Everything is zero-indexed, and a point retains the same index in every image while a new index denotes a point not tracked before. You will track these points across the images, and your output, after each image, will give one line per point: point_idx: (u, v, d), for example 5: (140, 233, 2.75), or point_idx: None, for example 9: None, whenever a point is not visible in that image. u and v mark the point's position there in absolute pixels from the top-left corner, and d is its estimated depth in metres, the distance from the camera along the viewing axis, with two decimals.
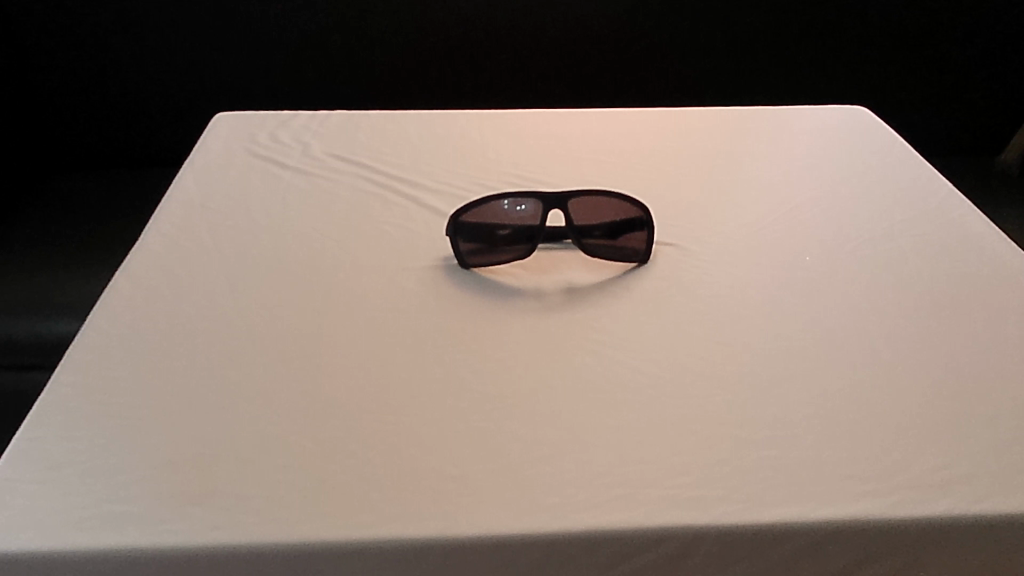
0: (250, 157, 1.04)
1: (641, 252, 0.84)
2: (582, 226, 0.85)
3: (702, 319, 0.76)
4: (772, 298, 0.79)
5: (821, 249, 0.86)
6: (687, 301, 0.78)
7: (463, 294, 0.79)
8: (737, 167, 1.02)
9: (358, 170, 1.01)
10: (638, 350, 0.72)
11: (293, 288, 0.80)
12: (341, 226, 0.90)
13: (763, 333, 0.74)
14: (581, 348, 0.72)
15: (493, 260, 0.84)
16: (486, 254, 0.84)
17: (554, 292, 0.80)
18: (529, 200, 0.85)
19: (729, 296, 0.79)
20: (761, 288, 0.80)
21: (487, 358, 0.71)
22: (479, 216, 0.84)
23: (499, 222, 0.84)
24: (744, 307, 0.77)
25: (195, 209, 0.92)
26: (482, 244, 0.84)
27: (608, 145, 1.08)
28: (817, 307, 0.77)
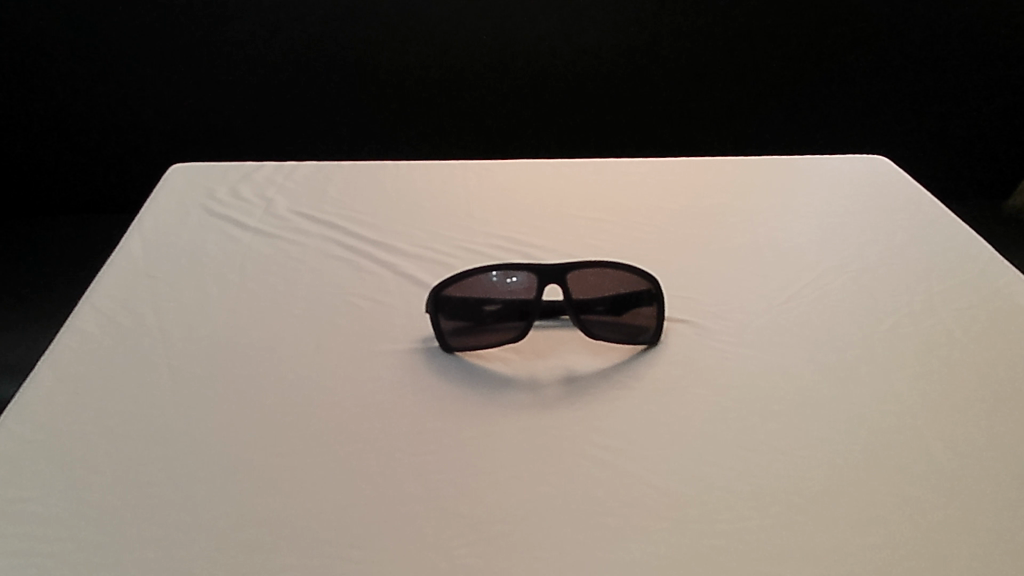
0: (206, 215, 0.93)
1: (652, 330, 0.73)
2: (582, 299, 0.74)
3: (726, 415, 0.65)
4: (804, 389, 0.68)
5: (855, 326, 0.75)
6: (708, 392, 0.67)
7: (445, 385, 0.68)
8: (749, 228, 0.92)
9: (326, 230, 0.90)
10: (653, 460, 0.60)
11: (245, 376, 0.68)
12: (305, 299, 0.79)
13: (799, 434, 0.63)
14: (585, 456, 0.61)
15: (483, 342, 0.73)
16: (474, 335, 0.73)
17: (552, 381, 0.68)
18: (522, 272, 0.74)
19: (755, 385, 0.68)
20: (791, 374, 0.69)
21: (474, 470, 0.59)
22: (463, 289, 0.74)
23: (486, 296, 0.74)
24: (774, 401, 0.66)
25: (139, 279, 0.81)
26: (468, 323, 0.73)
27: (607, 202, 0.97)
28: (858, 400, 0.66)
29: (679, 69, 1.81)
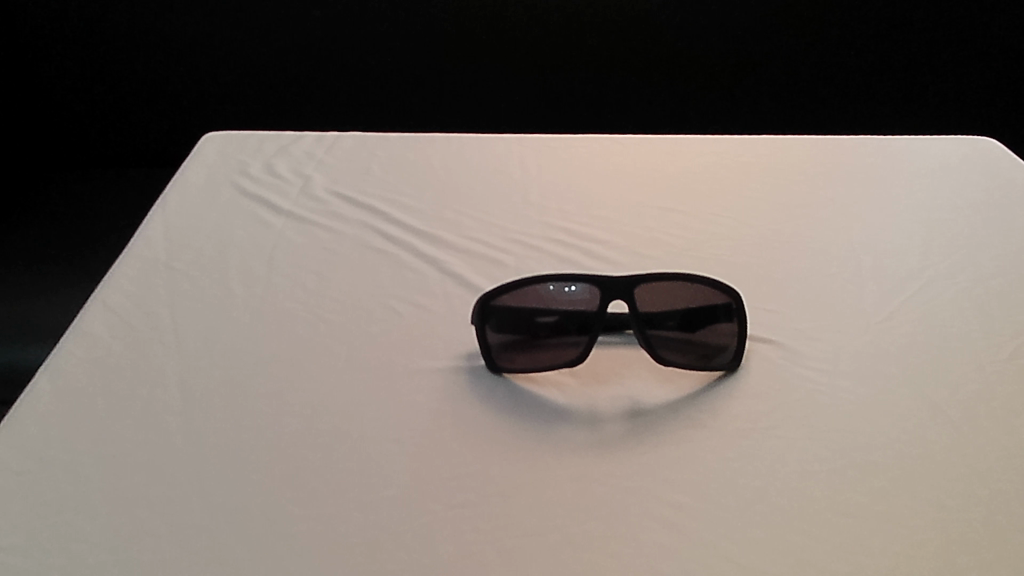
0: (236, 196, 0.84)
1: (733, 355, 0.63)
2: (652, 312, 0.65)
3: (818, 467, 0.55)
4: (910, 435, 0.57)
5: (968, 353, 0.65)
6: (795, 434, 0.58)
7: (490, 416, 0.59)
8: (844, 226, 0.80)
9: (366, 217, 0.81)
10: (732, 528, 0.51)
11: (265, 398, 0.60)
12: (339, 301, 0.70)
13: (905, 496, 0.53)
14: (650, 520, 0.51)
15: (536, 363, 0.63)
16: (525, 354, 0.64)
17: (613, 414, 0.59)
18: (581, 284, 0.65)
19: (852, 428, 0.58)
20: (894, 415, 0.59)
21: (516, 531, 0.51)
22: (517, 298, 0.65)
23: (541, 307, 0.66)
24: (875, 450, 0.56)
25: (158, 271, 0.73)
26: (520, 338, 0.65)
27: (682, 190, 0.86)
28: (976, 451, 0.56)
29: (778, 56, 1.62)
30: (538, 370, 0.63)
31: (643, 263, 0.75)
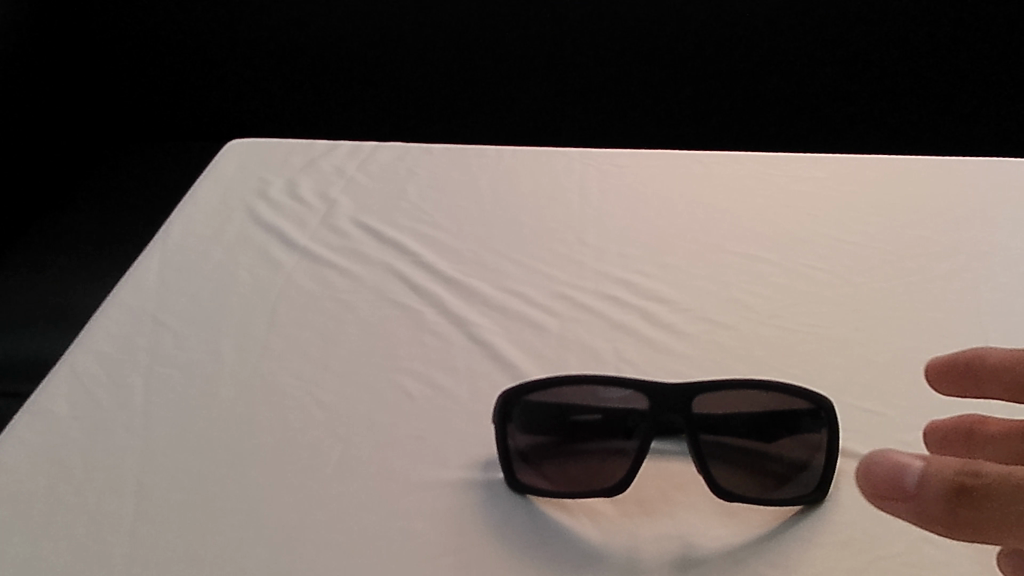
0: (250, 225, 0.73)
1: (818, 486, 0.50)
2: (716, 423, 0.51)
3: None
4: None
5: None
6: None
7: (500, 555, 0.47)
8: (970, 288, 0.65)
9: (392, 259, 0.69)
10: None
11: (232, 516, 0.49)
12: (343, 376, 0.59)
13: None
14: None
15: (569, 483, 0.51)
16: (557, 469, 0.52)
17: (657, 563, 0.47)
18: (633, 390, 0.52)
19: None
20: None
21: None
22: (553, 393, 0.53)
23: (583, 405, 0.52)
24: None
25: (141, 326, 0.63)
26: (553, 446, 0.52)
27: (771, 234, 0.72)
28: None
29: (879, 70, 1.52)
30: (570, 494, 0.50)
31: (716, 333, 0.62)
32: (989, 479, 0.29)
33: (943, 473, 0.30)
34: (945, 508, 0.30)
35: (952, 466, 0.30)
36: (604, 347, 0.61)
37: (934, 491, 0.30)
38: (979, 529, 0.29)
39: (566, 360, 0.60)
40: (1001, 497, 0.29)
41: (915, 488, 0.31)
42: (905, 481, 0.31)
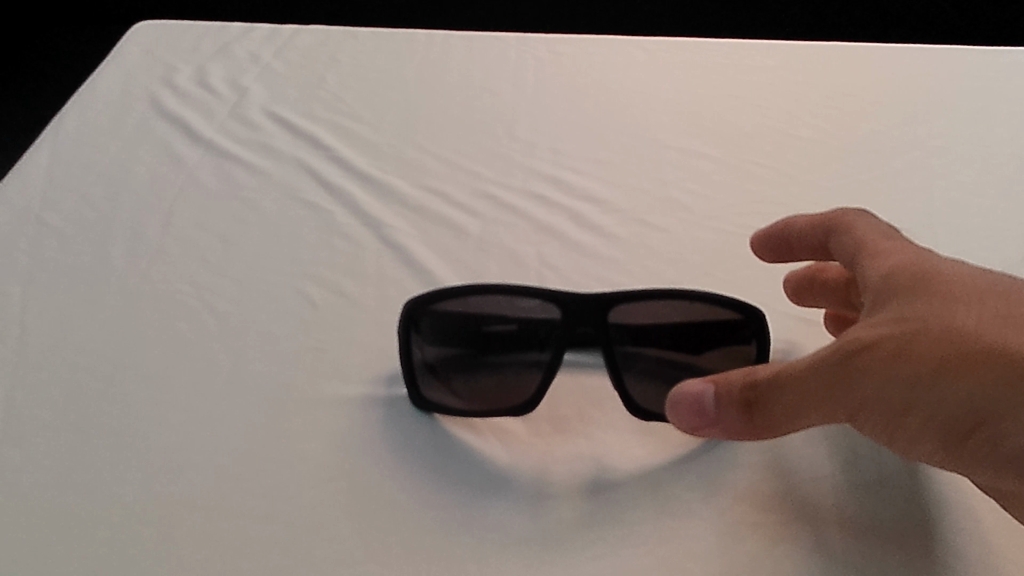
0: (151, 116, 0.67)
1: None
2: (638, 337, 0.48)
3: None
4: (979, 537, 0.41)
5: None
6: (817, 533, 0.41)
7: (399, 480, 0.44)
8: (921, 187, 0.61)
9: (304, 153, 0.64)
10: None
11: (109, 438, 0.45)
12: (241, 283, 0.54)
13: None
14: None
15: (476, 401, 0.47)
16: (465, 384, 0.48)
17: (567, 486, 0.43)
18: (541, 301, 0.48)
19: (897, 525, 0.41)
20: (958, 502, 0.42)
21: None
22: (467, 301, 0.48)
23: (498, 315, 0.48)
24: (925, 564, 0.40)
25: (23, 227, 0.57)
26: (464, 359, 0.48)
27: (714, 127, 0.67)
28: None
29: None
30: (477, 413, 0.47)
31: (648, 237, 0.57)
32: (762, 386, 0.39)
33: (730, 395, 0.40)
34: (743, 421, 0.40)
35: (736, 386, 0.40)
36: (526, 251, 0.56)
37: (727, 409, 0.40)
38: (767, 424, 0.39)
39: (485, 265, 0.55)
40: (773, 400, 0.38)
41: (713, 410, 0.40)
42: (705, 408, 0.40)
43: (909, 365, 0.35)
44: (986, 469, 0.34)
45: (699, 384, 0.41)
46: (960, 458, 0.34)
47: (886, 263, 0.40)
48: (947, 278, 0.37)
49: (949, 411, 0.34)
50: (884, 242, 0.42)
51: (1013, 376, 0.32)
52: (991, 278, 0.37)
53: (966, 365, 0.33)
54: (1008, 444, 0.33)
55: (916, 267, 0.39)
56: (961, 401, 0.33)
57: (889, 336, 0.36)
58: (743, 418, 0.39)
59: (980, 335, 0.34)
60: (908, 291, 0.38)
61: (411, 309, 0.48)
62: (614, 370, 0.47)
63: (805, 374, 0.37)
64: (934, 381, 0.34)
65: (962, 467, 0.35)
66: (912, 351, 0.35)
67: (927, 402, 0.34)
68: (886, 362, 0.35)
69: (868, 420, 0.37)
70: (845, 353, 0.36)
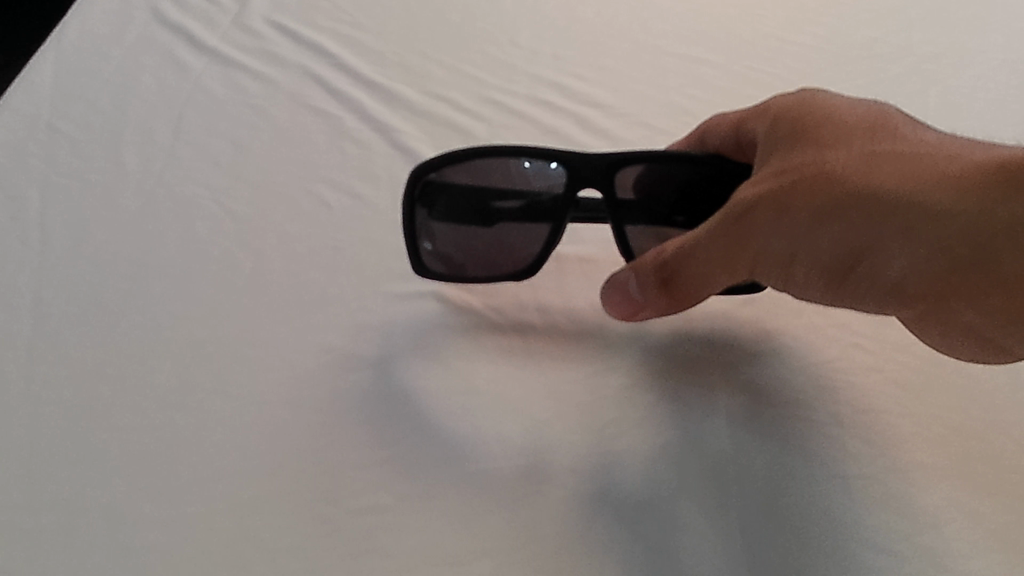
0: (152, 22, 0.67)
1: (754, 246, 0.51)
2: (648, 200, 0.49)
3: (840, 458, 0.42)
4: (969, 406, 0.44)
5: None
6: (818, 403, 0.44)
7: (420, 368, 0.45)
8: (916, 91, 0.63)
9: (309, 61, 0.64)
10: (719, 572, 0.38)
11: (137, 331, 0.47)
12: (255, 186, 0.55)
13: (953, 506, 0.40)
14: (608, 553, 0.39)
15: (473, 266, 0.49)
16: (465, 250, 0.49)
17: (581, 367, 0.45)
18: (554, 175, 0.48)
19: (895, 396, 0.44)
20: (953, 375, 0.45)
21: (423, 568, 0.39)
22: (476, 170, 0.47)
23: (508, 189, 0.48)
24: (919, 430, 0.43)
25: (34, 134, 0.58)
26: (468, 225, 0.48)
27: (714, 33, 0.68)
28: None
29: None
30: (473, 279, 0.49)
31: (651, 140, 0.59)
32: (672, 261, 0.44)
33: (647, 277, 0.45)
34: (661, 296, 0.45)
35: (648, 265, 0.45)
36: None
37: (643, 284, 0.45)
38: (678, 292, 0.44)
39: None
40: (682, 271, 0.44)
41: (637, 294, 0.45)
42: (630, 294, 0.46)
43: (793, 215, 0.41)
44: (867, 296, 0.41)
45: (623, 272, 0.46)
46: (843, 292, 0.42)
47: (763, 127, 0.47)
48: (814, 133, 0.44)
49: (830, 252, 0.41)
50: (757, 107, 0.49)
51: (875, 212, 0.39)
52: (852, 125, 0.44)
53: (841, 208, 0.40)
54: (883, 272, 0.40)
55: (788, 126, 0.46)
56: (840, 240, 0.40)
57: (770, 191, 0.42)
58: (662, 294, 0.45)
59: (846, 178, 0.41)
60: (785, 150, 0.44)
61: (420, 177, 0.47)
62: (619, 233, 0.49)
63: (704, 241, 0.43)
64: (813, 225, 0.41)
65: (849, 298, 0.42)
66: (789, 204, 0.41)
67: (811, 246, 0.41)
68: (773, 217, 0.41)
69: (766, 271, 0.43)
70: (736, 214, 0.42)
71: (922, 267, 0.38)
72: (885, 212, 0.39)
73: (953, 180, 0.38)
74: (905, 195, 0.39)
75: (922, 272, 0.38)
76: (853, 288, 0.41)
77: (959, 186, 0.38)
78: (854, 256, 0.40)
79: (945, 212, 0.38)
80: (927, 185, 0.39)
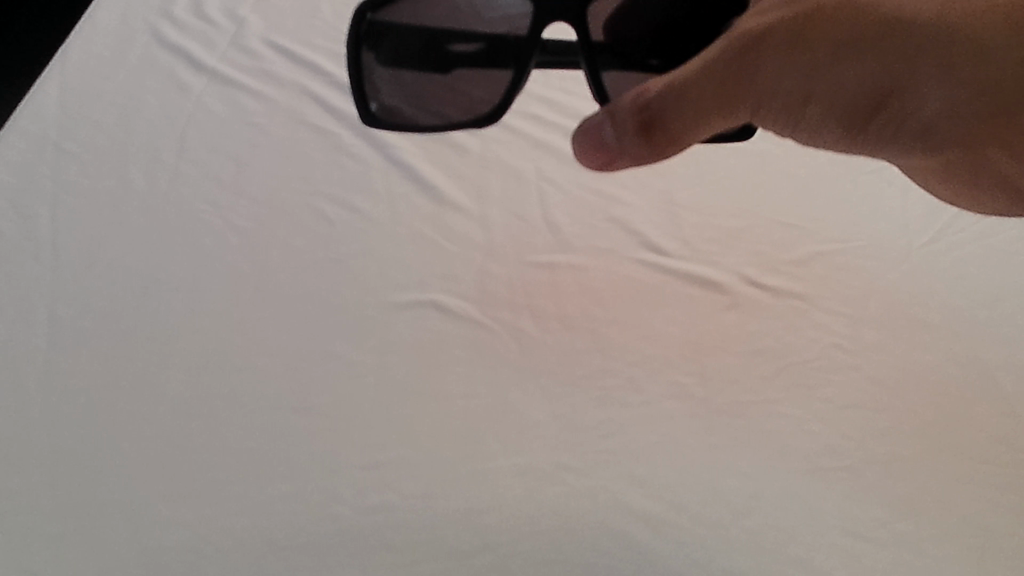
0: (153, 44, 0.69)
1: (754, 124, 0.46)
2: (623, 38, 0.43)
3: (823, 451, 0.44)
4: (941, 401, 0.46)
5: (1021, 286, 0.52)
6: (799, 399, 0.46)
7: (421, 373, 0.47)
8: None
9: (306, 80, 0.67)
10: (709, 562, 0.41)
11: (150, 343, 0.49)
12: (257, 202, 0.57)
13: (926, 496, 0.43)
14: (603, 546, 0.41)
15: (428, 113, 0.43)
16: (417, 101, 0.43)
17: (575, 370, 0.48)
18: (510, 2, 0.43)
19: (871, 391, 0.46)
20: (925, 373, 0.47)
21: (431, 564, 0.41)
22: (419, 7, 0.42)
23: (461, 28, 0.42)
24: (894, 425, 0.45)
25: (42, 155, 0.60)
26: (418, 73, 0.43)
27: None
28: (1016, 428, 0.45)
29: None
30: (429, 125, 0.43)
31: None
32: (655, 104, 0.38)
33: (627, 123, 0.39)
34: (641, 146, 0.39)
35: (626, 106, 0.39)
36: (525, 168, 0.60)
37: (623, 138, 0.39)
38: (661, 146, 0.39)
39: (487, 180, 0.59)
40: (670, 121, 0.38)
41: (613, 140, 0.40)
42: (605, 141, 0.40)
43: (813, 50, 0.37)
44: (890, 138, 0.39)
45: (596, 116, 0.41)
46: (853, 131, 0.39)
47: None
48: None
49: (853, 89, 0.37)
50: None
51: (910, 47, 0.36)
52: None
53: (871, 45, 0.36)
54: (908, 114, 0.37)
55: None
56: (870, 77, 0.37)
57: (783, 21, 0.37)
58: (648, 145, 0.39)
59: (873, 8, 0.37)
60: None
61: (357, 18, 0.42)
62: (595, 79, 0.43)
63: (700, 78, 0.37)
64: (834, 62, 0.37)
65: (866, 139, 0.39)
66: (809, 38, 0.37)
67: (834, 85, 0.37)
68: (788, 52, 0.37)
69: (775, 112, 0.39)
70: (743, 46, 0.37)
71: (961, 106, 0.36)
72: (924, 46, 0.36)
73: (997, 7, 0.36)
74: (944, 25, 0.36)
75: (958, 113, 0.36)
76: (872, 130, 0.39)
77: (1009, 22, 0.35)
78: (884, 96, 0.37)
79: (997, 53, 0.35)
80: (968, 16, 0.36)
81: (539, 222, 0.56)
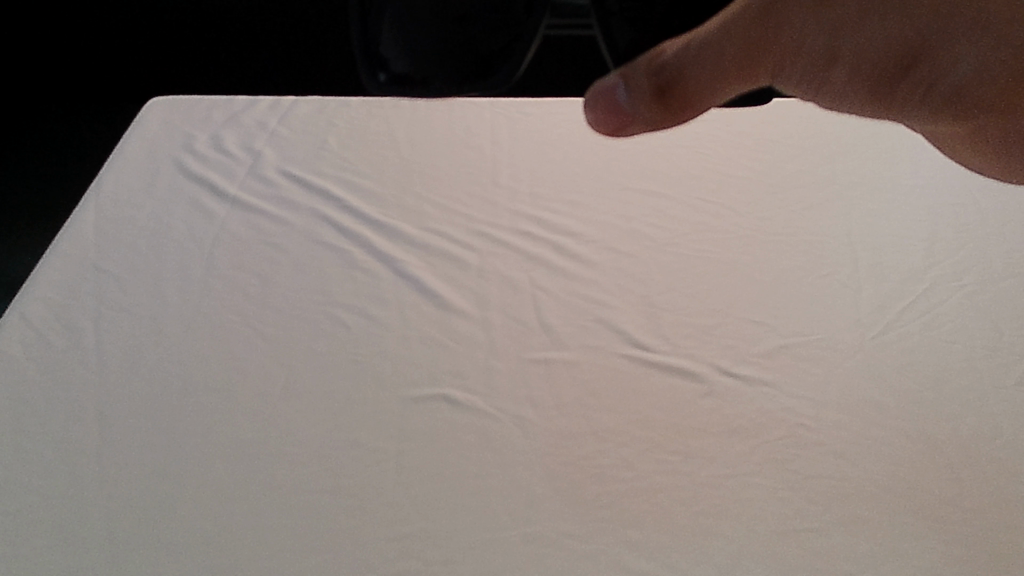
0: (179, 176, 0.77)
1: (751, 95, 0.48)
2: None
3: (793, 514, 0.50)
4: (894, 469, 0.52)
5: (960, 370, 0.59)
6: (770, 472, 0.52)
7: (435, 457, 0.53)
8: (841, 213, 0.73)
9: (319, 205, 0.74)
10: None
11: (192, 436, 0.54)
12: (281, 311, 0.63)
13: (886, 550, 0.48)
14: None
15: None
16: None
17: (572, 452, 0.54)
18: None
19: (833, 463, 0.53)
20: (880, 446, 0.54)
21: None
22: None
23: None
24: (855, 491, 0.51)
25: (84, 275, 0.66)
26: None
27: (668, 172, 0.79)
28: (960, 490, 0.51)
29: None
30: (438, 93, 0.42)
31: (621, 261, 0.68)
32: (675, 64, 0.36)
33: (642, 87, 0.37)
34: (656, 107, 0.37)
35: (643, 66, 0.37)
36: (519, 278, 0.67)
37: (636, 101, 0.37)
38: (675, 105, 0.37)
39: (487, 289, 0.66)
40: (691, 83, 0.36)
41: (622, 103, 0.37)
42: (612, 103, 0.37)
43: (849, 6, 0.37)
44: (910, 99, 0.41)
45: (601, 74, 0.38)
46: (879, 86, 0.40)
47: None
48: None
49: (885, 49, 0.38)
50: None
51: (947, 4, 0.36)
52: None
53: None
54: (937, 74, 0.39)
55: None
56: (897, 33, 0.37)
57: None
58: (661, 106, 0.37)
59: None
60: None
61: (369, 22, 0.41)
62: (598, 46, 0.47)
63: (725, 38, 0.36)
64: (870, 17, 0.37)
65: (885, 101, 0.41)
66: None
67: (864, 42, 0.38)
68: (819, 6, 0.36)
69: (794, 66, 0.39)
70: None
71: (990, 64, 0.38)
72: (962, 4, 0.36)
73: None
74: None
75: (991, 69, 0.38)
76: (893, 93, 0.40)
77: None
78: (915, 53, 0.38)
79: None
80: None
81: (534, 325, 0.63)
